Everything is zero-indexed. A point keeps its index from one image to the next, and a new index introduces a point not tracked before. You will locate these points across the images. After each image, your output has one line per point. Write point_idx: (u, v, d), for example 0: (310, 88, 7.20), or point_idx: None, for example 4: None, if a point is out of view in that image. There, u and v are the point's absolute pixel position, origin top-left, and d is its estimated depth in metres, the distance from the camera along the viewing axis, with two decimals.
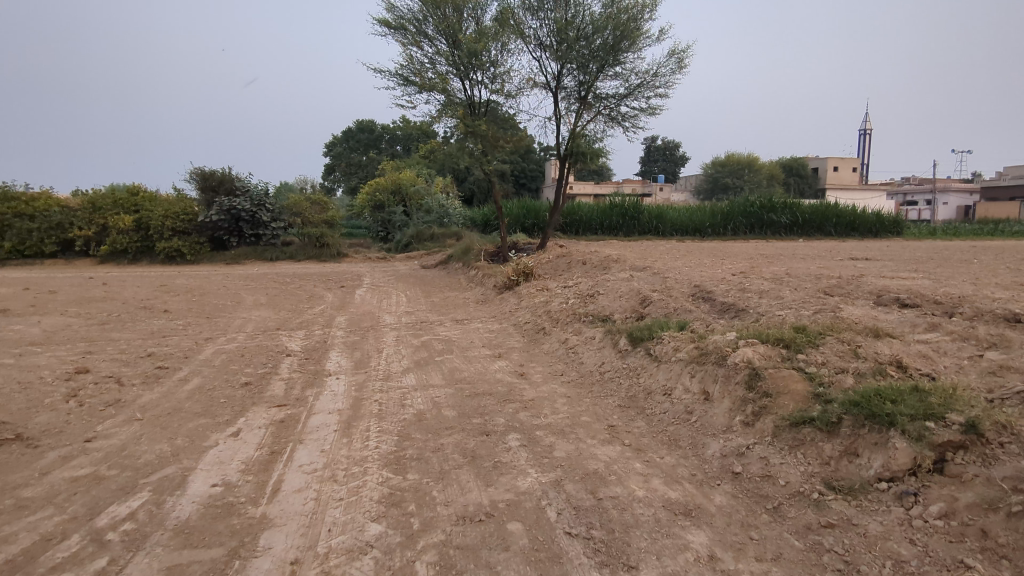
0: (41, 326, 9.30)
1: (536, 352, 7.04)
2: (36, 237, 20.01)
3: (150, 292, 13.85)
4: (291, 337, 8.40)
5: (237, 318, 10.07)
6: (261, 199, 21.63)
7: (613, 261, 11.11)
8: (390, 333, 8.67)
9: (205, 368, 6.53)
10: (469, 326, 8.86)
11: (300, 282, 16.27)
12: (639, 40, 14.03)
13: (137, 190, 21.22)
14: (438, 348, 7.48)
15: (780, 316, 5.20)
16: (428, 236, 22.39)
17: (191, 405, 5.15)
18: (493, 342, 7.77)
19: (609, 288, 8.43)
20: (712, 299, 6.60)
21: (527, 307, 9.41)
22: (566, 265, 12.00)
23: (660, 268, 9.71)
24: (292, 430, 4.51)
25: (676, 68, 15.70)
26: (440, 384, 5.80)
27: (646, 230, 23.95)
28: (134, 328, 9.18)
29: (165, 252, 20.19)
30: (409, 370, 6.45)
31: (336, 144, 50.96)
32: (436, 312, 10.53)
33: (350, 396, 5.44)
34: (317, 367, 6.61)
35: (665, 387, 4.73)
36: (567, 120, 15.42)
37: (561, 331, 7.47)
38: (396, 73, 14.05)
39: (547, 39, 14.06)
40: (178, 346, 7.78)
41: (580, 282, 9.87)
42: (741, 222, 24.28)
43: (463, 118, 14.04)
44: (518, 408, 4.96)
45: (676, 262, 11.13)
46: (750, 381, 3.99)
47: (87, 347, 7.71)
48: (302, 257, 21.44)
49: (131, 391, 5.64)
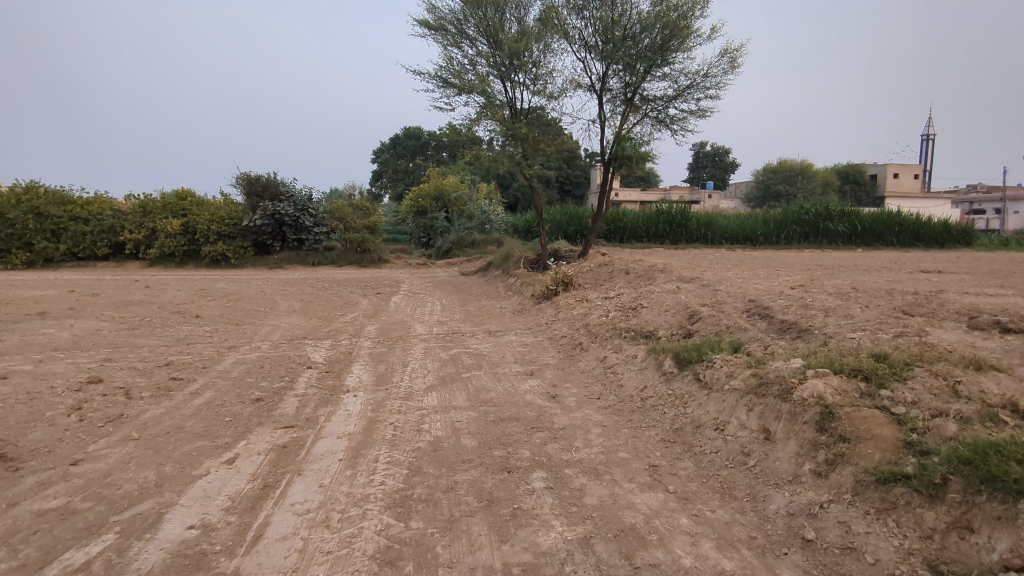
0: (71, 331, 9.19)
1: (571, 371, 6.44)
2: (89, 239, 20.50)
3: (189, 296, 13.81)
4: (316, 348, 8.04)
5: (265, 326, 9.78)
6: (304, 204, 21.68)
7: (658, 271, 10.43)
8: (418, 345, 8.21)
9: (220, 381, 6.19)
10: (502, 339, 8.35)
11: (338, 287, 16.08)
12: (689, 38, 13.34)
13: (185, 195, 21.54)
14: (467, 363, 6.99)
15: (854, 339, 4.47)
16: (469, 242, 21.92)
17: (194, 424, 4.78)
18: (526, 357, 7.20)
19: (654, 301, 7.77)
20: (770, 316, 5.88)
21: (565, 319, 8.83)
22: (608, 275, 11.38)
23: (710, 280, 8.99)
24: (292, 458, 4.06)
25: (729, 68, 14.89)
26: (463, 405, 5.28)
27: (694, 238, 23.02)
28: (162, 334, 9.01)
29: (211, 256, 20.44)
30: (433, 388, 5.94)
31: (383, 152, 51.45)
32: (470, 322, 10.07)
33: (365, 417, 4.98)
34: (336, 382, 6.19)
35: (717, 420, 4.08)
36: (612, 123, 14.80)
37: (600, 347, 6.87)
38: (435, 75, 13.69)
39: (592, 38, 13.53)
40: (200, 354, 7.51)
41: (622, 293, 9.25)
42: (795, 230, 23.07)
43: (504, 120, 13.56)
44: (546, 438, 4.39)
45: (727, 273, 10.39)
46: (822, 421, 3.31)
47: (109, 354, 7.51)
48: (343, 263, 21.34)
49: (136, 406, 5.32)
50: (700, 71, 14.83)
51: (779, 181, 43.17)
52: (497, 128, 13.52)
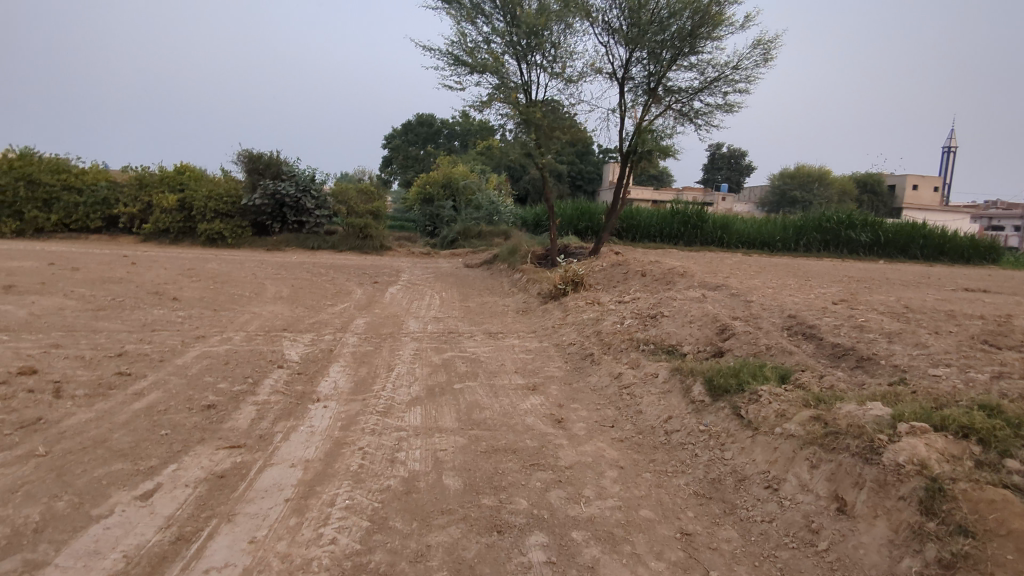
0: (29, 309, 8.35)
1: (579, 388, 5.56)
2: (82, 211, 19.69)
3: (173, 276, 12.97)
4: (295, 343, 7.18)
5: (244, 314, 8.92)
6: (307, 184, 20.83)
7: (677, 275, 9.53)
8: (409, 345, 7.34)
9: (172, 380, 5.33)
10: (503, 343, 7.49)
11: (334, 273, 15.23)
12: (720, 26, 12.38)
13: (185, 168, 20.71)
14: (460, 372, 6.10)
15: (940, 380, 3.58)
16: (476, 233, 21.13)
17: (121, 438, 3.91)
18: (529, 367, 6.33)
19: (676, 309, 6.86)
20: (819, 338, 4.99)
21: (574, 324, 7.94)
22: (622, 276, 10.48)
23: (737, 288, 8.09)
24: (227, 495, 3.17)
25: (761, 61, 13.92)
26: (450, 428, 4.39)
27: (709, 240, 22.12)
28: (130, 317, 8.17)
29: (207, 234, 19.66)
30: (418, 402, 5.06)
31: (395, 137, 50.54)
32: (469, 320, 9.20)
33: (331, 438, 4.11)
34: (307, 388, 5.33)
35: (769, 474, 3.20)
36: (633, 113, 13.85)
37: (613, 362, 5.98)
38: (447, 52, 12.73)
39: (616, 21, 12.55)
40: (162, 344, 6.66)
41: (639, 298, 8.37)
42: (815, 237, 22.06)
43: (518, 103, 12.59)
44: (548, 481, 3.50)
45: (753, 280, 9.49)
46: (929, 500, 2.44)
47: (58, 339, 6.66)
48: (344, 248, 20.45)
49: (63, 408, 4.47)
50: (730, 63, 13.87)
51: (795, 186, 42.07)
52: (510, 111, 12.57)
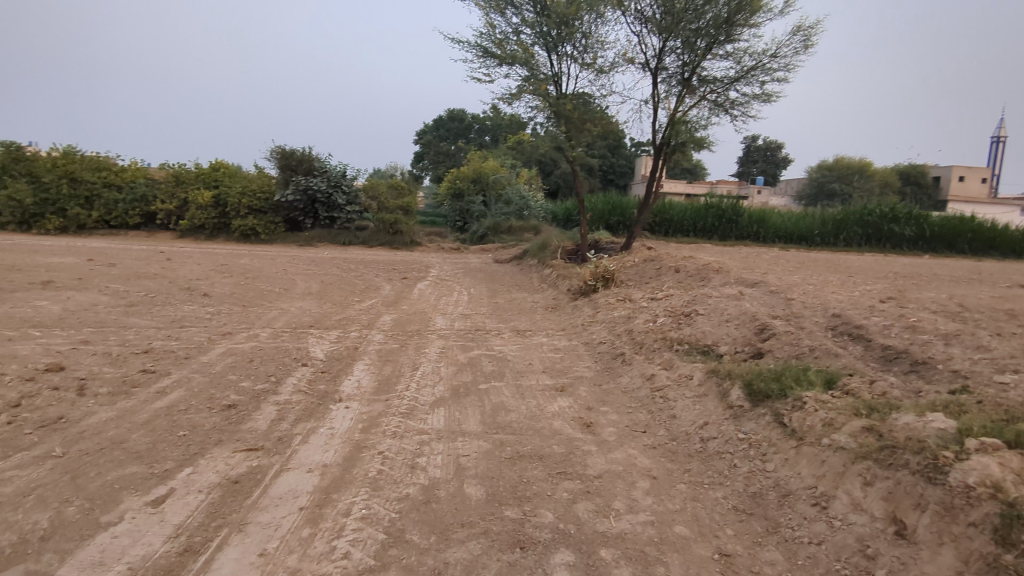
0: (64, 305, 8.47)
1: (609, 390, 5.33)
2: (121, 207, 20.11)
3: (206, 272, 13.10)
4: (320, 340, 7.11)
5: (272, 310, 8.90)
6: (338, 180, 20.90)
7: (713, 271, 9.19)
8: (435, 343, 7.20)
9: (195, 378, 5.28)
10: (532, 341, 7.29)
11: (364, 269, 15.22)
12: (758, 12, 11.92)
13: (219, 165, 20.99)
14: (486, 371, 5.93)
15: (1009, 390, 3.26)
16: (506, 228, 20.91)
17: (139, 439, 3.84)
18: (557, 366, 6.12)
19: (711, 307, 6.55)
20: (868, 339, 4.66)
21: (605, 322, 7.70)
22: (655, 271, 10.17)
23: (776, 284, 7.74)
24: (239, 502, 3.05)
25: (800, 49, 13.38)
26: (473, 432, 4.22)
27: (744, 234, 21.55)
28: (161, 314, 8.21)
29: (241, 230, 19.91)
30: (441, 403, 4.90)
31: (426, 132, 50.75)
32: (498, 317, 9.03)
33: (350, 442, 3.98)
34: (329, 387, 5.22)
35: (816, 490, 2.94)
36: (666, 104, 13.48)
37: (645, 363, 5.73)
38: (475, 44, 12.54)
39: (649, 9, 12.18)
40: (189, 341, 6.65)
41: (672, 295, 8.08)
42: (855, 232, 21.27)
43: (548, 95, 12.34)
44: (575, 491, 3.30)
45: (792, 276, 9.10)
46: (1005, 530, 2.18)
47: (88, 335, 6.70)
48: (374, 244, 20.49)
49: (86, 406, 4.43)
50: (767, 51, 13.38)
51: (834, 179, 40.80)
52: (540, 104, 12.33)
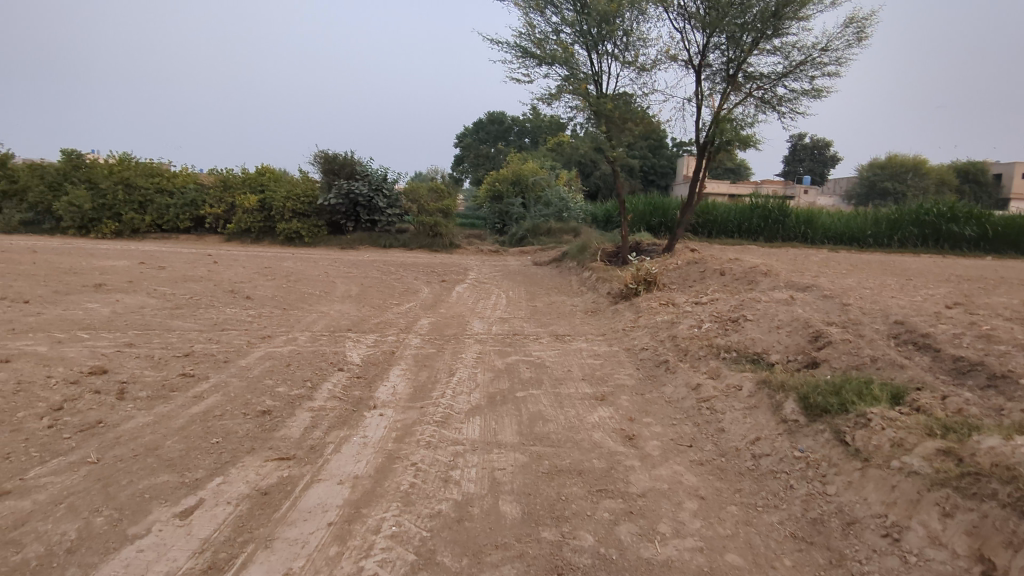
0: (113, 308, 8.68)
1: (652, 400, 5.09)
2: (173, 212, 20.71)
3: (250, 275, 13.32)
4: (358, 343, 7.06)
5: (312, 313, 8.92)
6: (379, 183, 21.03)
7: (760, 273, 8.81)
8: (472, 348, 7.06)
9: (232, 382, 5.26)
10: (571, 346, 7.08)
11: (404, 272, 15.25)
12: (808, 5, 11.45)
13: (265, 169, 21.43)
14: (524, 379, 5.75)
15: None
16: (545, 231, 20.69)
17: (172, 446, 3.80)
18: (598, 374, 5.90)
19: (761, 312, 6.22)
20: (937, 349, 4.31)
21: (647, 326, 7.44)
22: (699, 274, 9.83)
23: (830, 288, 7.33)
24: (267, 516, 2.96)
25: (853, 41, 12.80)
26: (510, 443, 4.05)
27: (792, 235, 20.83)
28: (205, 316, 8.33)
29: (285, 233, 20.29)
30: (477, 412, 4.74)
31: (466, 135, 51.00)
32: (536, 321, 8.85)
33: (383, 452, 3.85)
34: (364, 393, 5.14)
35: (886, 519, 2.67)
36: (710, 102, 13.07)
37: (690, 371, 5.45)
38: (514, 45, 12.40)
39: (692, 4, 11.83)
40: (229, 344, 6.69)
41: (718, 299, 7.75)
42: (911, 232, 20.25)
43: (588, 95, 12.10)
44: (617, 512, 3.09)
45: (846, 280, 8.65)
46: None
47: (133, 337, 6.81)
48: (414, 246, 20.57)
49: (124, 410, 4.45)
50: (817, 44, 12.84)
51: (887, 177, 39.17)
52: (580, 103, 12.10)
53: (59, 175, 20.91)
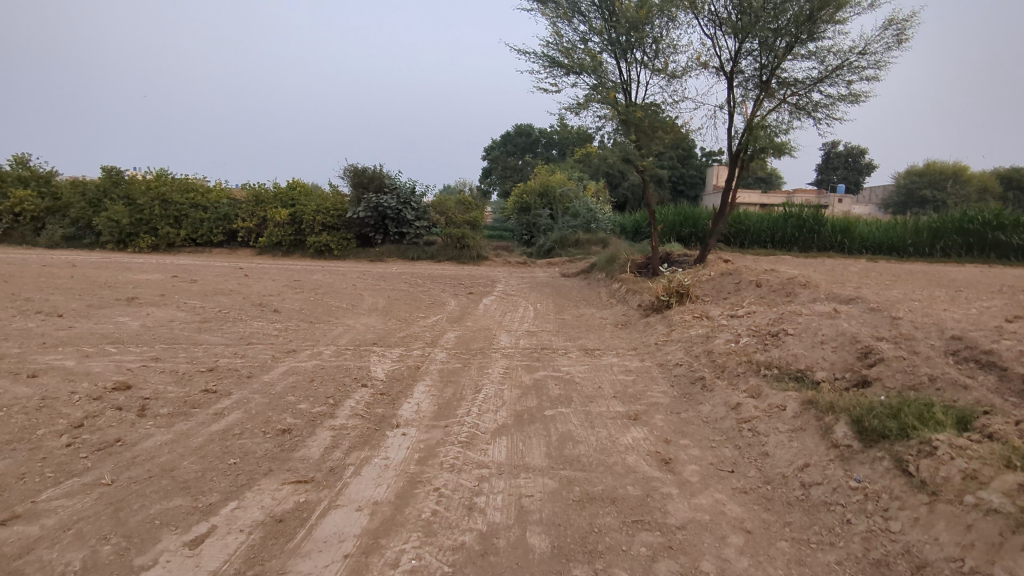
0: (143, 322, 8.71)
1: (688, 420, 4.81)
2: (206, 226, 21.04)
3: (279, 288, 13.35)
4: (383, 358, 6.92)
5: (338, 327, 8.83)
6: (407, 196, 21.07)
7: (799, 284, 8.44)
8: (499, 362, 6.86)
9: (254, 399, 5.14)
10: (602, 361, 6.83)
11: (431, 284, 15.15)
12: (845, 7, 11.09)
13: (296, 184, 21.69)
14: (552, 396, 5.52)
15: None
16: (573, 242, 20.47)
17: (189, 467, 3.67)
18: (630, 391, 5.64)
19: (803, 326, 5.90)
20: (1003, 369, 3.97)
21: (681, 341, 7.14)
22: (734, 286, 9.48)
23: (876, 300, 6.95)
24: (280, 547, 2.79)
25: (892, 44, 12.35)
26: (538, 467, 3.83)
27: (827, 245, 20.21)
28: (233, 330, 8.30)
29: (315, 246, 20.45)
30: (503, 432, 4.53)
31: (494, 148, 51.21)
32: (565, 335, 8.61)
33: (405, 475, 3.67)
34: (387, 411, 4.97)
35: (963, 564, 2.39)
36: (743, 109, 12.72)
37: (728, 389, 5.17)
38: (542, 54, 12.27)
39: (724, 10, 11.56)
40: (254, 359, 6.61)
41: (755, 312, 7.43)
42: (954, 240, 19.45)
43: (617, 104, 11.88)
44: (654, 547, 2.85)
45: (891, 291, 8.23)
46: None
47: (160, 351, 6.79)
48: (442, 259, 20.53)
49: (143, 428, 4.36)
50: (855, 48, 12.43)
51: (925, 185, 37.98)
52: (609, 112, 11.89)
53: (99, 191, 21.46)
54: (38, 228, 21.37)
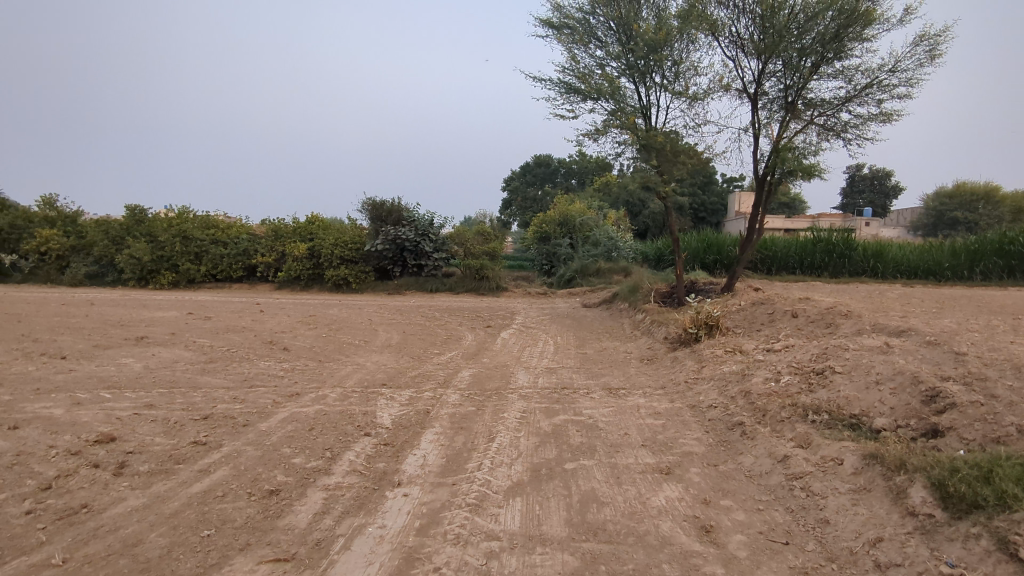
0: (147, 363, 8.35)
1: (729, 475, 4.22)
2: (226, 262, 20.98)
3: (293, 324, 13.00)
4: (391, 402, 6.43)
5: (347, 366, 8.36)
6: (426, 228, 20.82)
7: (840, 314, 7.81)
8: (516, 405, 6.32)
9: (245, 452, 4.68)
10: (628, 402, 6.26)
11: (449, 317, 14.71)
12: (873, 24, 10.63)
13: (315, 218, 21.60)
14: (573, 445, 4.96)
15: None
16: (594, 271, 19.96)
17: (156, 541, 3.21)
18: (661, 438, 5.06)
19: (852, 363, 5.29)
20: None
21: (714, 379, 6.54)
22: (768, 317, 8.86)
23: (931, 331, 6.30)
24: None
25: (924, 61, 11.83)
26: (556, 539, 3.29)
27: (859, 270, 19.41)
28: (239, 371, 7.90)
29: (334, 280, 20.24)
30: (517, 492, 3.99)
31: (513, 179, 51.33)
32: (588, 371, 8.06)
33: (401, 550, 3.16)
34: (390, 466, 4.47)
35: None
36: (769, 132, 12.24)
37: (772, 438, 4.57)
38: (558, 81, 11.97)
39: (745, 31, 11.16)
40: (254, 405, 6.16)
41: (794, 346, 6.82)
42: (995, 263, 18.47)
43: (636, 128, 11.46)
44: None
45: (943, 321, 7.54)
46: None
47: (155, 397, 6.38)
48: (460, 290, 20.10)
49: (117, 490, 3.92)
50: (884, 66, 11.93)
51: (956, 207, 36.81)
52: (628, 138, 11.48)
53: (123, 230, 21.57)
54: (63, 266, 21.47)
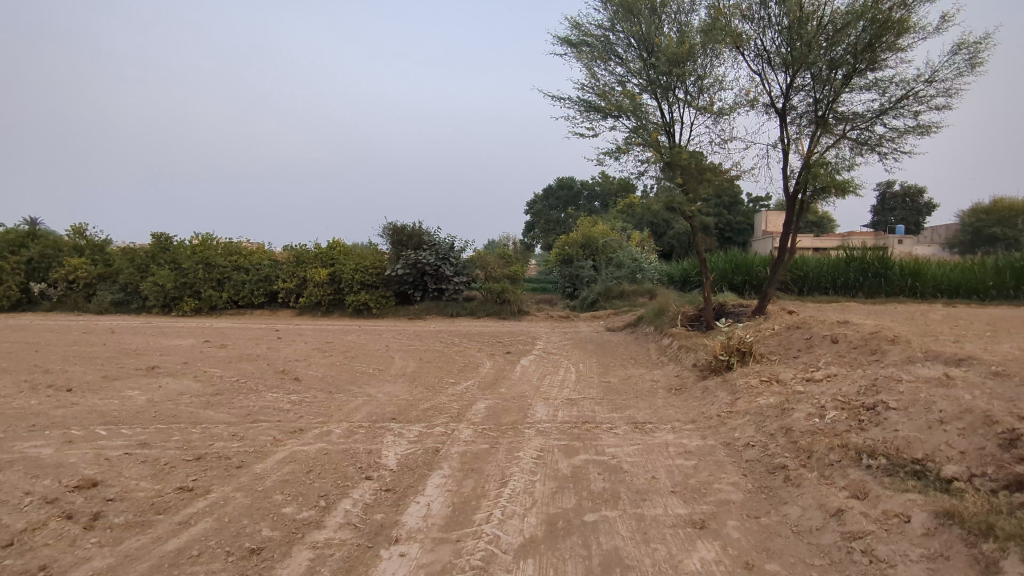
0: (152, 396, 8.04)
1: (775, 531, 3.66)
2: (247, 288, 20.94)
3: (308, 352, 12.67)
4: (399, 439, 5.97)
5: (358, 398, 7.95)
6: (446, 252, 20.54)
7: (887, 338, 7.17)
8: (533, 442, 5.82)
9: (232, 500, 4.26)
10: (656, 440, 5.71)
11: (469, 343, 14.27)
12: (907, 33, 10.09)
13: (336, 244, 21.47)
14: (594, 492, 4.44)
15: None
16: (618, 293, 19.37)
17: None
18: (693, 483, 4.51)
19: (909, 397, 4.70)
20: None
21: (750, 413, 5.96)
22: (806, 342, 8.24)
23: (993, 359, 5.66)
24: None
25: (962, 70, 11.22)
26: None
27: (896, 290, 18.51)
28: (245, 404, 7.54)
29: (354, 305, 20.03)
30: (529, 551, 3.50)
31: (536, 203, 51.24)
32: (612, 403, 7.51)
33: None
34: (391, 517, 4.00)
35: None
36: (798, 147, 11.70)
37: (821, 486, 4.00)
38: (578, 99, 11.63)
39: (772, 43, 10.70)
40: (253, 443, 5.77)
41: (838, 375, 6.21)
42: None
43: (660, 146, 11.04)
44: None
45: (1002, 347, 6.85)
46: None
47: (151, 435, 6.01)
48: (482, 314, 19.66)
49: (82, 548, 3.52)
50: (920, 77, 11.34)
51: (994, 223, 35.39)
52: (651, 156, 11.04)
53: (148, 257, 21.69)
54: (90, 294, 21.67)
